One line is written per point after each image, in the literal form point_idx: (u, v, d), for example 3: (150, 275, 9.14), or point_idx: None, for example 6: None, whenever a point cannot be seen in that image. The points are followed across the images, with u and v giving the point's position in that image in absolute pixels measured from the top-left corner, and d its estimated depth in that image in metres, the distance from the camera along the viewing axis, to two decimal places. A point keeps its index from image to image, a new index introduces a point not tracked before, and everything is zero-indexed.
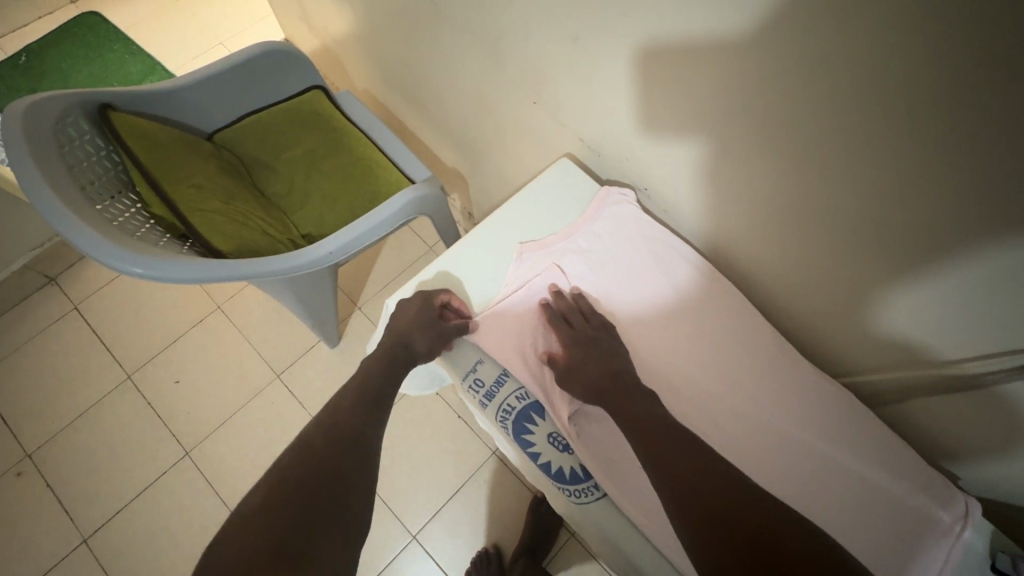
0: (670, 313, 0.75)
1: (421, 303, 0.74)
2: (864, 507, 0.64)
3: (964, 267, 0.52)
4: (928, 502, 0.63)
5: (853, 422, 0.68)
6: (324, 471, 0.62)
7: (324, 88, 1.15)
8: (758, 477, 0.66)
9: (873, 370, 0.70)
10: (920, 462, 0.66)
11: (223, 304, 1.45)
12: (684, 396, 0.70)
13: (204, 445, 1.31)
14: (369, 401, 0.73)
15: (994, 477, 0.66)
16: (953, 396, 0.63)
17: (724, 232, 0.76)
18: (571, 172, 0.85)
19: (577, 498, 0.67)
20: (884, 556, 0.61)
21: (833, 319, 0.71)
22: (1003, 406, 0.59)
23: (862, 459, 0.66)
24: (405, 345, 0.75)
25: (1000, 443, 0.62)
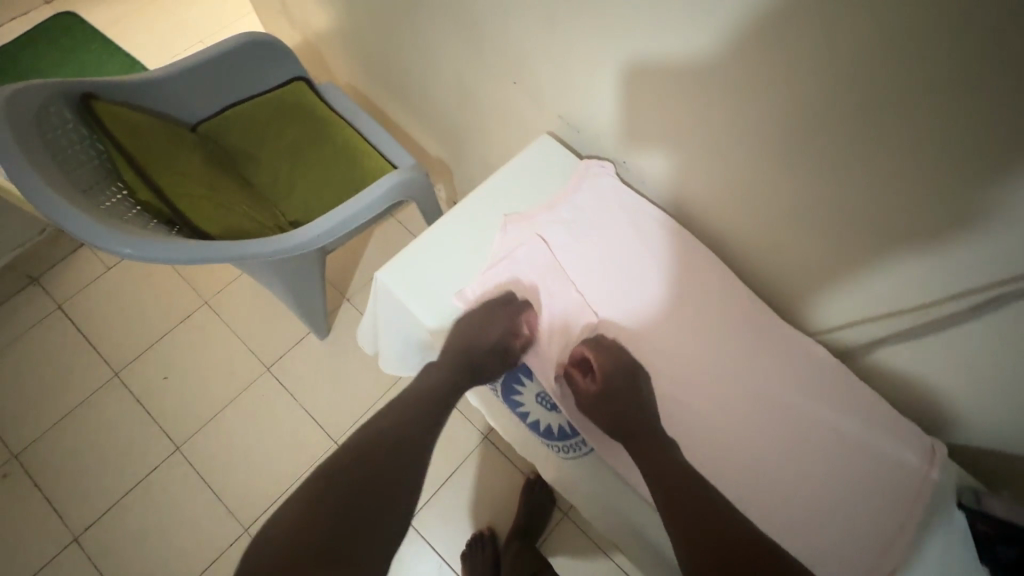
0: (652, 281, 0.77)
1: (500, 314, 0.75)
2: (836, 452, 0.68)
3: (920, 216, 0.56)
4: (898, 447, 0.67)
5: (825, 373, 0.71)
6: (370, 478, 0.63)
7: (306, 79, 1.16)
8: (736, 427, 0.70)
9: (847, 322, 0.73)
10: (888, 408, 0.70)
11: (210, 299, 1.45)
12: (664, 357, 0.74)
13: (195, 440, 1.31)
14: (430, 409, 0.72)
15: (961, 421, 0.70)
16: (924, 339, 0.65)
17: (700, 200, 0.79)
18: (550, 148, 0.88)
19: (566, 453, 0.73)
20: (854, 494, 0.66)
21: (800, 278, 0.74)
22: (967, 347, 0.62)
23: (835, 409, 0.69)
24: (471, 363, 0.74)
25: (967, 383, 0.65)
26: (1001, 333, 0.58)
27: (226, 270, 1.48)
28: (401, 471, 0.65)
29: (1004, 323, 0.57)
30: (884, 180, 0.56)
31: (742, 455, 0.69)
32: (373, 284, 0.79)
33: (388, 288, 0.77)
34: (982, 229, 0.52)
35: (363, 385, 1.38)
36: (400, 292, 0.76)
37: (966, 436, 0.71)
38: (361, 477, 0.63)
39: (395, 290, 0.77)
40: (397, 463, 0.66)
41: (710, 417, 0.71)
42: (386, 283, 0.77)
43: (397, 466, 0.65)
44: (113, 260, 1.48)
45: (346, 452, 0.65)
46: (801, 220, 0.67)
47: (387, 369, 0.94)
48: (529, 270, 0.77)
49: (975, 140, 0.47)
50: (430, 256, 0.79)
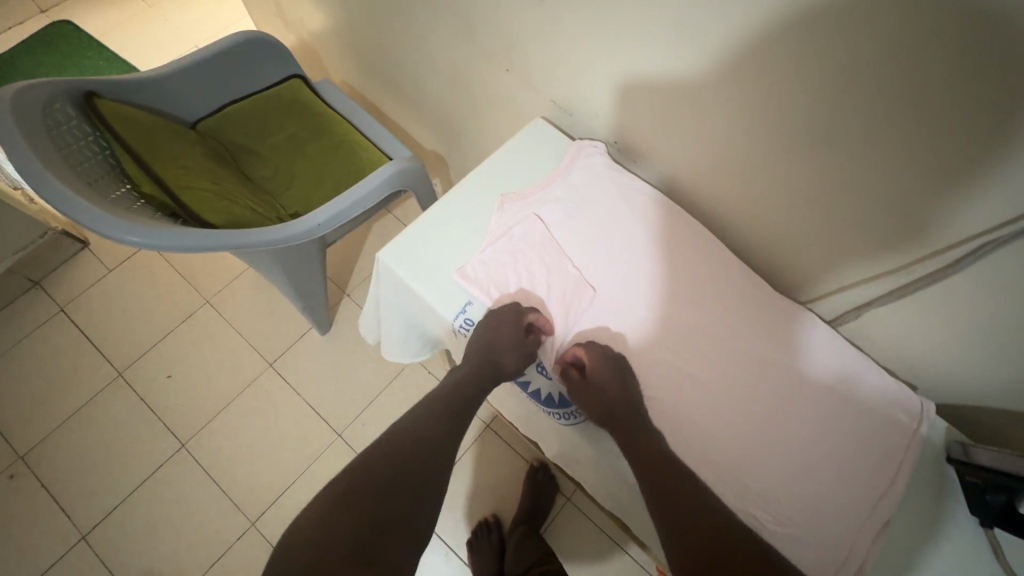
0: (645, 255, 0.80)
1: (509, 324, 0.73)
2: (829, 413, 0.71)
3: (899, 177, 0.58)
4: (888, 407, 0.71)
5: (813, 338, 0.75)
6: (402, 474, 0.63)
7: (303, 77, 1.19)
8: (731, 392, 0.73)
9: (835, 289, 0.76)
10: (876, 369, 0.73)
11: (211, 298, 1.46)
12: (660, 326, 0.76)
13: (200, 436, 1.32)
14: (453, 412, 0.74)
15: (948, 378, 0.73)
16: (909, 300, 0.68)
17: (690, 176, 0.81)
18: (544, 132, 0.91)
19: (567, 420, 0.75)
20: (849, 453, 0.69)
21: (788, 246, 0.77)
22: (950, 304, 0.65)
23: (826, 371, 0.73)
24: (492, 362, 0.74)
25: (950, 340, 0.68)
26: (980, 288, 0.61)
27: (226, 269, 1.50)
28: (429, 471, 0.65)
29: (982, 277, 0.60)
30: (863, 144, 0.59)
31: (739, 418, 0.71)
32: (375, 265, 0.81)
33: (390, 267, 0.79)
34: (954, 185, 0.55)
35: (366, 377, 1.39)
36: (401, 270, 0.78)
37: (954, 394, 0.74)
38: (389, 478, 0.63)
39: (396, 268, 0.79)
40: (424, 463, 0.66)
41: (706, 383, 0.73)
42: (387, 263, 0.79)
43: (422, 467, 0.65)
44: (114, 262, 1.49)
45: (373, 450, 0.66)
46: (786, 189, 0.70)
47: (389, 357, 0.96)
48: (527, 244, 0.79)
49: (946, 96, 0.50)
50: (430, 236, 0.81)
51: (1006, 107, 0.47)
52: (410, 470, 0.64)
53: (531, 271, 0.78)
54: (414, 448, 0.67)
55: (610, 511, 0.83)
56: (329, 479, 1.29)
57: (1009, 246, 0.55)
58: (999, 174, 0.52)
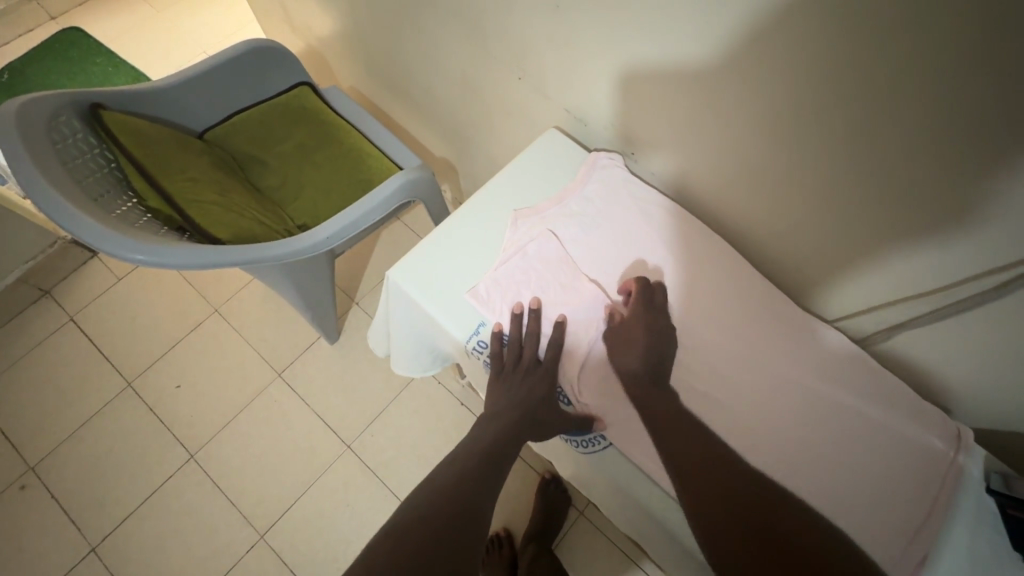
0: (665, 271, 0.77)
1: (545, 380, 0.71)
2: (857, 436, 0.68)
3: (936, 194, 0.55)
4: (921, 432, 0.67)
5: (840, 359, 0.72)
6: (442, 537, 0.56)
7: (311, 84, 1.17)
8: (757, 417, 0.70)
9: (864, 309, 0.72)
10: (911, 394, 0.70)
11: (220, 307, 1.45)
12: (683, 346, 0.73)
13: (209, 447, 1.31)
14: (486, 462, 0.67)
15: (985, 403, 0.69)
16: (945, 322, 0.65)
17: (710, 191, 0.78)
18: (557, 143, 0.88)
19: (584, 448, 0.71)
20: (879, 479, 0.66)
21: (815, 263, 0.73)
22: (991, 328, 0.61)
23: (853, 393, 0.70)
24: (528, 417, 0.69)
25: (991, 363, 0.64)
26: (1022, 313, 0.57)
27: (235, 277, 1.49)
28: (468, 521, 0.59)
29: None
30: (898, 161, 0.56)
31: (764, 443, 0.68)
32: (385, 282, 0.79)
33: (400, 286, 0.77)
34: (999, 207, 0.52)
35: (375, 387, 1.38)
36: (412, 290, 0.76)
37: (992, 419, 0.70)
38: (430, 524, 0.57)
39: (407, 288, 0.76)
40: (464, 513, 0.60)
41: (728, 408, 0.70)
42: (397, 282, 0.77)
43: (459, 523, 0.58)
44: (124, 270, 1.49)
45: (409, 508, 0.60)
46: (813, 206, 0.67)
47: (398, 370, 0.94)
48: (542, 265, 0.76)
49: (994, 112, 0.47)
50: (441, 252, 0.79)
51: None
52: (450, 518, 0.58)
53: (544, 289, 0.75)
54: (452, 497, 0.61)
55: (628, 535, 0.80)
56: (339, 491, 1.27)
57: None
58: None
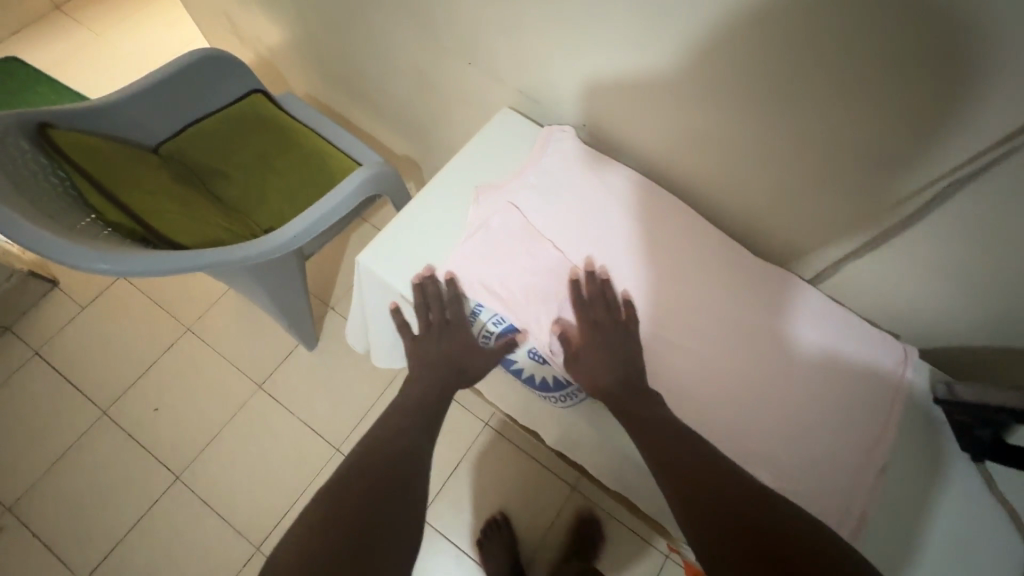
0: (624, 232, 0.80)
1: (458, 334, 0.77)
2: (819, 367, 0.73)
3: (860, 127, 0.60)
4: (874, 355, 0.73)
5: (798, 297, 0.77)
6: (385, 488, 0.66)
7: (264, 91, 1.17)
8: (725, 360, 0.73)
9: (813, 247, 0.77)
10: (860, 322, 0.76)
11: (192, 325, 1.43)
12: (648, 299, 0.77)
13: (195, 466, 1.30)
14: (420, 417, 0.76)
15: (929, 322, 0.75)
16: (884, 247, 0.70)
17: (661, 153, 0.82)
18: (512, 122, 0.91)
19: (562, 402, 0.77)
20: (840, 405, 0.71)
21: (763, 211, 0.78)
22: (926, 248, 0.66)
23: (811, 328, 0.75)
24: (453, 370, 0.77)
25: (926, 284, 0.70)
26: (946, 235, 0.63)
27: (205, 295, 1.47)
28: (408, 473, 0.69)
29: (952, 217, 0.61)
30: (824, 100, 0.60)
31: (733, 383, 0.72)
32: (355, 269, 0.81)
33: (371, 270, 0.79)
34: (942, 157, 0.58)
35: (359, 389, 1.38)
36: (385, 273, 0.78)
37: (935, 340, 0.76)
38: (373, 479, 0.67)
39: (381, 273, 0.78)
40: (402, 471, 0.69)
41: (697, 353, 0.74)
42: (368, 266, 0.79)
43: (399, 474, 0.68)
44: (87, 298, 1.45)
45: (356, 460, 0.69)
46: (754, 158, 0.71)
47: (380, 364, 0.97)
48: (506, 235, 0.78)
49: (897, 44, 0.51)
50: (409, 234, 0.81)
51: (997, 77, 0.49)
52: (392, 472, 0.68)
53: (511, 257, 0.77)
54: (394, 453, 0.70)
55: (616, 491, 0.83)
56: None
57: (976, 193, 0.57)
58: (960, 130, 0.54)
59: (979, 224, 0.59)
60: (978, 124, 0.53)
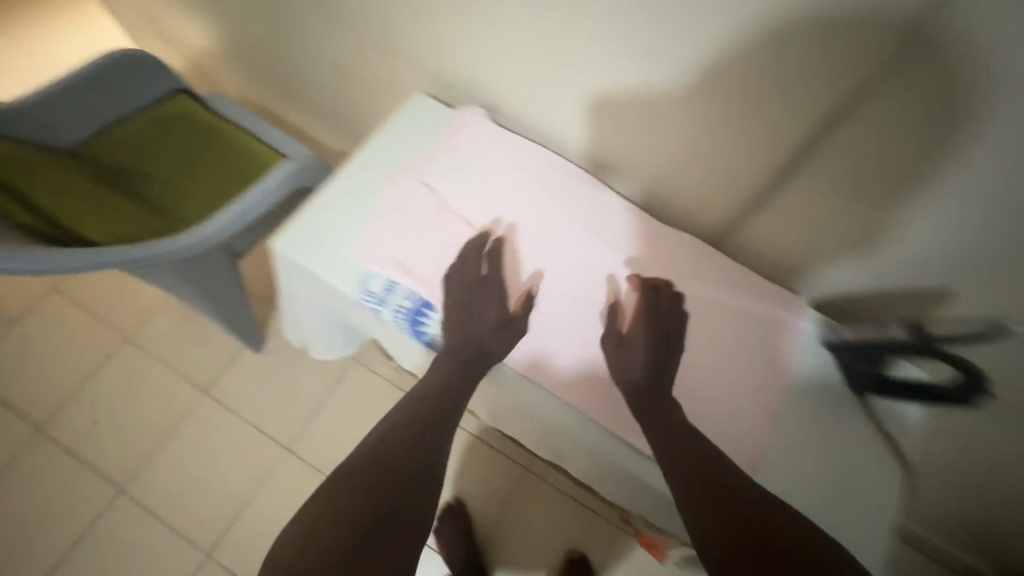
0: (534, 207, 0.84)
1: (488, 304, 0.77)
2: (713, 323, 0.80)
3: (730, 69, 0.68)
4: (757, 309, 0.81)
5: (696, 260, 0.83)
6: (386, 491, 0.65)
7: (188, 91, 1.16)
8: (631, 320, 0.79)
9: (702, 204, 0.87)
10: (749, 279, 0.83)
11: (131, 334, 1.40)
12: (559, 264, 0.81)
13: (140, 476, 1.27)
14: (437, 415, 0.73)
15: (809, 265, 0.83)
16: (759, 192, 0.79)
17: (568, 125, 0.90)
18: (426, 106, 0.90)
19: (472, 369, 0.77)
20: (731, 355, 0.78)
21: (657, 174, 0.87)
22: (795, 185, 0.75)
23: (706, 288, 0.82)
24: (477, 346, 0.75)
25: (799, 225, 0.79)
26: (818, 175, 0.71)
27: (143, 303, 1.43)
28: (413, 480, 0.67)
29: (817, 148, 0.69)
30: (698, 45, 0.68)
31: (637, 341, 0.77)
32: (272, 256, 0.79)
33: (288, 255, 0.77)
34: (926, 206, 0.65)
35: (308, 387, 1.37)
36: (299, 255, 0.77)
37: (826, 288, 0.84)
38: (376, 479, 0.66)
39: (294, 257, 0.77)
40: (408, 475, 0.67)
41: (604, 315, 0.79)
42: (285, 250, 0.77)
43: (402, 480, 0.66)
44: (16, 314, 1.40)
45: (362, 458, 0.69)
46: (659, 118, 0.79)
47: (319, 355, 1.01)
48: (419, 216, 0.80)
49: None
50: (325, 216, 0.80)
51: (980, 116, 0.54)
52: (395, 475, 0.67)
53: (425, 236, 0.79)
54: (400, 457, 0.68)
55: (548, 459, 0.86)
56: (285, 493, 1.27)
57: (842, 139, 0.66)
58: (820, 81, 0.62)
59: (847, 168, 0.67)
60: (829, 65, 0.60)
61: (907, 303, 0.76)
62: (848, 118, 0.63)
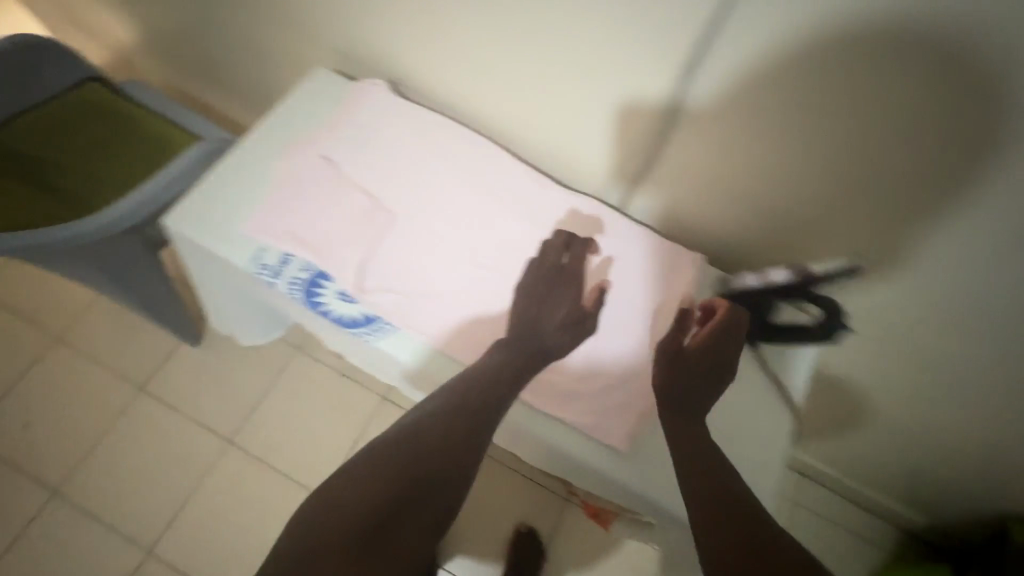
0: (436, 172, 0.83)
1: (558, 299, 0.73)
2: (617, 281, 0.81)
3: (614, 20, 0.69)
4: (662, 266, 0.82)
5: (601, 221, 0.83)
6: (419, 486, 0.61)
7: (101, 78, 1.12)
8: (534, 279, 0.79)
9: (606, 167, 0.89)
10: (652, 236, 0.84)
11: (60, 334, 1.35)
12: (460, 227, 0.80)
13: (74, 478, 1.23)
14: (494, 396, 0.67)
15: (708, 220, 0.87)
16: (654, 149, 0.82)
17: (476, 94, 0.91)
18: (327, 80, 0.89)
19: (371, 337, 0.75)
20: (633, 311, 0.79)
21: (563, 138, 0.89)
22: (683, 135, 0.77)
23: (613, 248, 0.82)
24: (537, 340, 0.71)
25: (693, 179, 0.82)
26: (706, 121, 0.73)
27: (72, 302, 1.38)
28: (449, 477, 0.62)
29: (701, 95, 0.71)
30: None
31: (539, 301, 0.78)
32: (164, 232, 0.78)
33: (178, 230, 0.76)
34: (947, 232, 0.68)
35: (249, 378, 1.35)
36: (190, 230, 0.75)
37: (725, 240, 0.89)
38: (416, 470, 0.61)
39: (185, 232, 0.75)
40: (447, 472, 0.62)
41: (505, 278, 0.78)
42: (174, 226, 0.76)
43: (437, 478, 0.62)
44: None
45: (413, 436, 0.64)
46: (557, 78, 0.80)
47: (243, 339, 1.09)
48: (317, 186, 0.80)
49: None
50: (219, 191, 0.78)
51: None
52: (437, 468, 0.62)
53: (323, 208, 0.79)
54: (448, 449, 0.63)
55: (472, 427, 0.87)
56: (228, 485, 1.25)
57: (717, 76, 0.68)
58: (682, 15, 0.64)
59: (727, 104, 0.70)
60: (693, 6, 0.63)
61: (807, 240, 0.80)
62: (719, 53, 0.66)
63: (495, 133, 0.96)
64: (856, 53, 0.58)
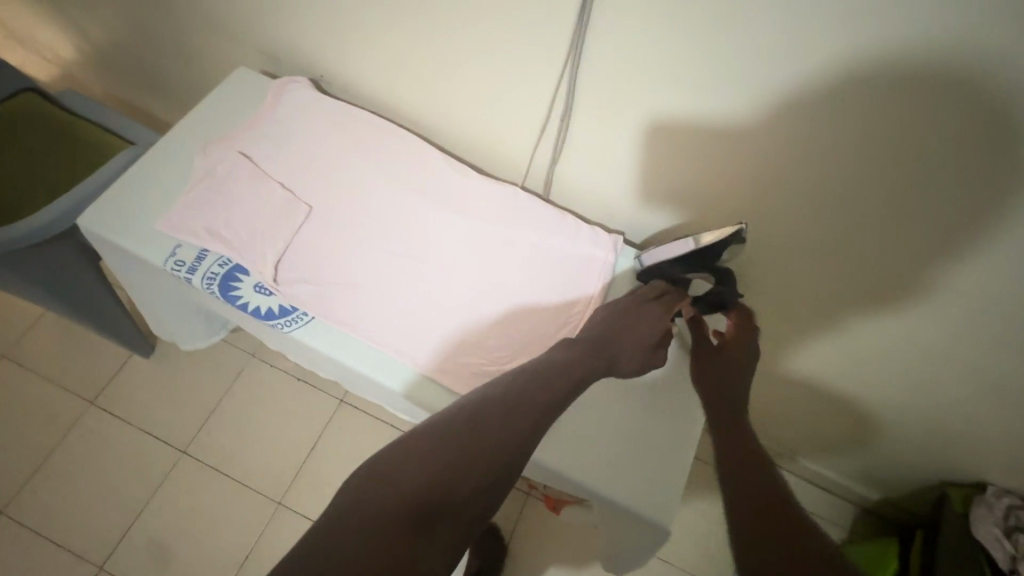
0: (356, 166, 0.87)
1: (644, 321, 0.74)
2: (537, 264, 0.83)
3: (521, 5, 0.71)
4: (582, 247, 0.84)
5: (519, 207, 0.86)
6: (473, 470, 0.52)
7: (35, 88, 1.12)
8: (453, 264, 0.82)
9: (532, 155, 0.91)
10: (568, 217, 0.86)
11: (7, 352, 1.33)
12: (378, 217, 0.84)
13: (22, 496, 1.21)
14: (554, 390, 0.63)
15: (629, 203, 0.89)
16: (570, 134, 0.83)
17: (404, 90, 0.93)
18: (247, 81, 0.94)
19: (288, 327, 0.77)
20: (551, 291, 0.81)
21: (489, 128, 0.90)
22: (593, 117, 0.79)
23: (533, 231, 0.85)
24: (613, 354, 0.71)
25: (612, 163, 0.84)
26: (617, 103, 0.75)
27: (19, 319, 1.36)
28: (505, 466, 0.54)
29: (607, 77, 0.73)
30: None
31: (456, 284, 0.81)
32: (83, 235, 0.81)
33: (94, 231, 0.79)
34: (938, 238, 0.68)
35: (203, 387, 1.34)
36: (105, 231, 0.79)
37: (647, 221, 0.91)
38: (470, 453, 0.53)
39: (101, 232, 0.79)
40: (503, 461, 0.54)
41: (423, 265, 0.82)
42: (88, 226, 0.79)
43: (493, 467, 0.54)
44: None
45: (466, 418, 0.57)
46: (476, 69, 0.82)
47: (185, 343, 1.09)
48: (234, 181, 0.83)
49: None
50: (136, 192, 0.83)
51: None
52: (492, 455, 0.54)
53: (239, 202, 0.82)
54: (503, 437, 0.56)
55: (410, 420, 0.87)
56: (182, 496, 1.23)
57: (619, 59, 0.71)
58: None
59: (628, 83, 0.73)
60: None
61: (724, 217, 0.82)
62: (620, 35, 0.68)
63: (428, 129, 0.98)
64: (739, 26, 0.61)
